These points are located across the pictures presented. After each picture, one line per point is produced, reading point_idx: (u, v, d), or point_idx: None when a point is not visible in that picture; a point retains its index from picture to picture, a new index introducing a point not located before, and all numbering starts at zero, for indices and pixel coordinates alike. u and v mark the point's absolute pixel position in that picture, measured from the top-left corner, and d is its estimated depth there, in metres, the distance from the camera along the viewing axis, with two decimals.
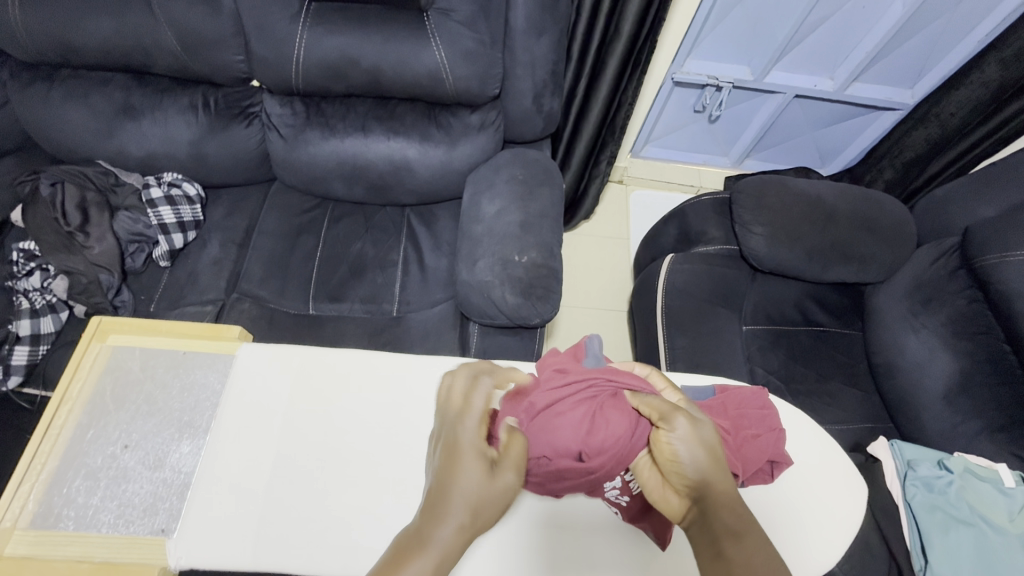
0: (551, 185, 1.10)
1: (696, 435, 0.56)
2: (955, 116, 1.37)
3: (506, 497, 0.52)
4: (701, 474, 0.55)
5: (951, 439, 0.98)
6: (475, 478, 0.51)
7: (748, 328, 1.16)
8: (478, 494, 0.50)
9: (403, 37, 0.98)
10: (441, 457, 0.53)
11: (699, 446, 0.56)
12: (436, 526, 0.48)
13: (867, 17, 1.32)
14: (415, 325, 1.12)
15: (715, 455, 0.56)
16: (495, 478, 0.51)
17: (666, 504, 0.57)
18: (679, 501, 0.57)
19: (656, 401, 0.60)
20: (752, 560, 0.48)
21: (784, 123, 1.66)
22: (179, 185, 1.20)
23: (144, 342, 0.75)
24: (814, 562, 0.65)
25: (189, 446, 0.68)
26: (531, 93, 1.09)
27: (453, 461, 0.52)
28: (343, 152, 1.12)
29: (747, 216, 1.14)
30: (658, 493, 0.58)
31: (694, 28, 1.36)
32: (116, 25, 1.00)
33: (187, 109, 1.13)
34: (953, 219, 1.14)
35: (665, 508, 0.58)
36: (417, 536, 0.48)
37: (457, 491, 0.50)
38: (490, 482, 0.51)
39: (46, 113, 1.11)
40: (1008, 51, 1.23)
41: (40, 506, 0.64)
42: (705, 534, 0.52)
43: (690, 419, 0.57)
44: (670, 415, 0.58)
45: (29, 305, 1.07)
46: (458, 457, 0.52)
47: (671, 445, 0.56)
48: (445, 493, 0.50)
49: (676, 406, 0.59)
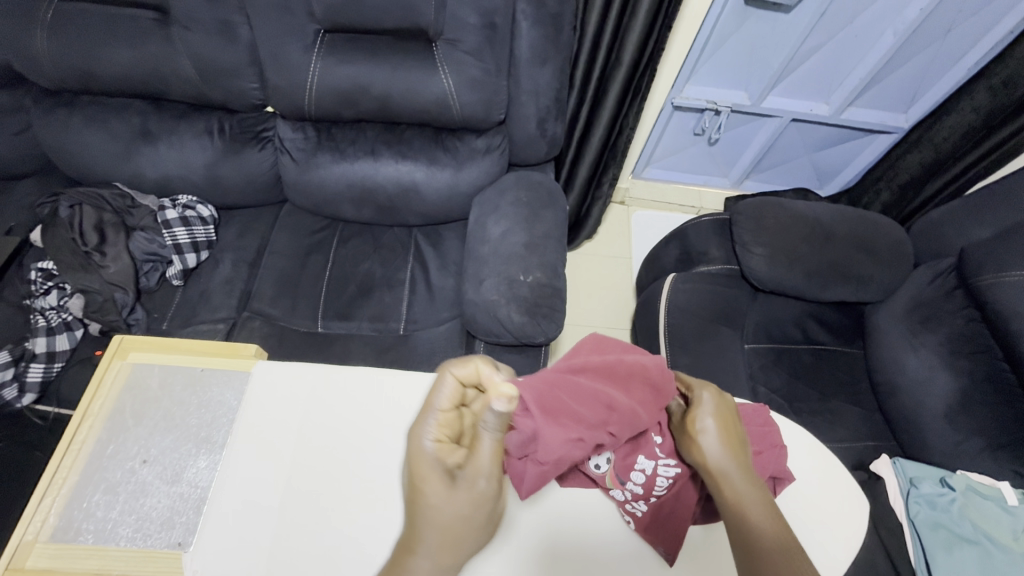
0: (555, 207, 1.13)
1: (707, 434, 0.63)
2: (948, 141, 1.40)
3: (478, 500, 0.55)
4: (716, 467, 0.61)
5: (953, 458, 0.99)
6: (440, 496, 0.54)
7: (749, 346, 1.18)
8: (443, 512, 0.54)
9: (413, 66, 1.03)
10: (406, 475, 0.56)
11: (722, 439, 0.62)
12: (412, 556, 0.54)
13: (858, 44, 1.36)
14: (422, 343, 1.14)
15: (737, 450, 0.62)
16: (461, 489, 0.54)
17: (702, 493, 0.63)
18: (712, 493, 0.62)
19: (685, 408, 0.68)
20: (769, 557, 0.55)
21: (782, 145, 1.70)
22: (193, 207, 1.24)
23: (162, 359, 0.77)
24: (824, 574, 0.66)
25: (206, 461, 0.70)
26: (535, 118, 1.13)
27: (418, 487, 0.55)
28: (354, 175, 1.16)
29: (747, 237, 1.17)
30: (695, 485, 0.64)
31: (692, 56, 1.41)
32: (137, 55, 1.04)
33: (202, 133, 1.17)
34: (949, 240, 1.16)
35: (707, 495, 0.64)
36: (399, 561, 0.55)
37: (426, 515, 0.55)
38: (455, 495, 0.54)
39: (67, 138, 1.16)
40: (997, 78, 1.28)
41: (60, 520, 0.65)
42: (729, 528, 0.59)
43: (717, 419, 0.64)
44: (703, 413, 0.65)
45: (45, 323, 1.09)
46: (420, 479, 0.55)
47: (701, 436, 0.63)
48: (418, 515, 0.55)
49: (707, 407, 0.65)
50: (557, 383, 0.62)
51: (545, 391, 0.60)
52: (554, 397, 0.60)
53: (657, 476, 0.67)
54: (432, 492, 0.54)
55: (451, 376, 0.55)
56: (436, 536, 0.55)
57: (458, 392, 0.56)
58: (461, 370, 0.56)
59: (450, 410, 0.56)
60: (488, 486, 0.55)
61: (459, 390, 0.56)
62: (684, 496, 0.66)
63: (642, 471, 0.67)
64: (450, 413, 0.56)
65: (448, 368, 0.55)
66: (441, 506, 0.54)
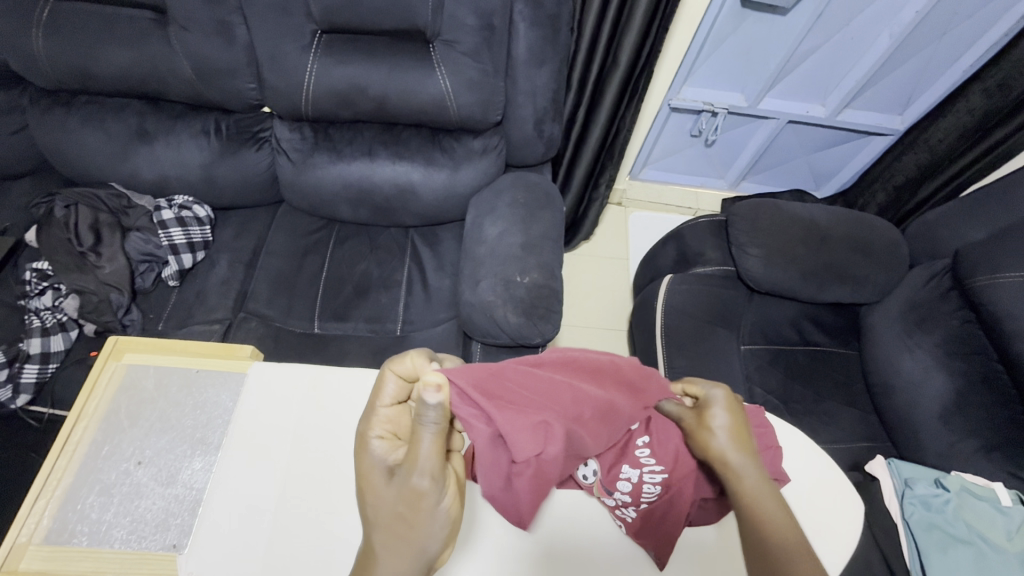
0: (552, 208, 1.14)
1: (715, 428, 0.64)
2: (943, 142, 1.41)
3: (418, 496, 0.54)
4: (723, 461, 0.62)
5: (948, 459, 1.00)
6: (379, 491, 0.56)
7: (746, 347, 1.18)
8: (385, 510, 0.55)
9: (410, 67, 1.03)
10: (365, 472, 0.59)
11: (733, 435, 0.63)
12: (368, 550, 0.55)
13: (855, 46, 1.37)
14: (419, 344, 1.13)
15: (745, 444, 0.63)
16: (397, 481, 0.55)
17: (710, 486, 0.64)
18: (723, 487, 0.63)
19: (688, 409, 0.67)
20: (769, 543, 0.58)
21: (778, 147, 1.71)
22: (190, 207, 1.24)
23: (159, 360, 0.77)
24: None
25: (201, 463, 0.69)
26: (533, 119, 1.13)
27: (366, 481, 0.57)
28: (350, 176, 1.16)
29: (743, 238, 1.17)
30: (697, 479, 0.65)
31: (689, 57, 1.41)
32: (134, 55, 1.04)
33: (199, 134, 1.16)
34: (944, 242, 1.17)
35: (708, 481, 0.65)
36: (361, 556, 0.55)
37: (372, 512, 0.56)
38: (390, 491, 0.55)
39: (63, 137, 1.15)
40: (992, 80, 1.28)
41: (54, 522, 0.65)
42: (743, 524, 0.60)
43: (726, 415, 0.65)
44: (714, 409, 0.65)
45: (40, 324, 1.09)
46: (365, 477, 0.57)
47: (713, 433, 0.63)
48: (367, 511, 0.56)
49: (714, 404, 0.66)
50: (502, 378, 0.60)
51: (486, 378, 0.58)
52: (497, 384, 0.58)
53: (643, 483, 0.65)
54: (381, 491, 0.56)
55: (389, 376, 0.60)
56: (383, 532, 0.54)
57: (401, 386, 0.61)
58: (399, 368, 0.60)
59: (395, 407, 0.61)
60: (418, 477, 0.53)
61: (400, 386, 0.60)
62: (677, 500, 0.65)
63: (627, 480, 0.65)
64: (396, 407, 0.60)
65: (386, 368, 0.60)
66: (383, 499, 0.55)
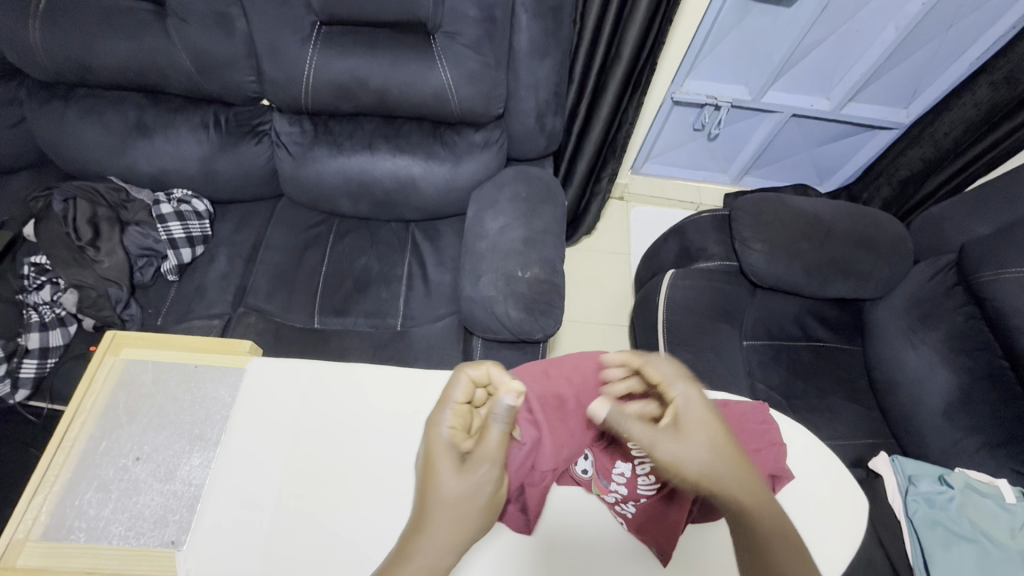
0: (554, 202, 1.13)
1: (694, 448, 0.54)
2: (948, 136, 1.40)
3: (483, 490, 0.52)
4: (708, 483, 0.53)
5: (951, 456, 0.99)
6: (449, 479, 0.52)
7: (749, 343, 1.18)
8: (455, 498, 0.51)
9: (410, 59, 1.01)
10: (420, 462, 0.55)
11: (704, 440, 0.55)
12: (418, 539, 0.51)
13: (860, 40, 1.35)
14: (419, 339, 1.13)
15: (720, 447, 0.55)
16: (466, 473, 0.52)
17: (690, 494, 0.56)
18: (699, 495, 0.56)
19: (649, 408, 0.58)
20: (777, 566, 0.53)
21: (782, 141, 1.69)
22: (189, 201, 1.22)
23: (157, 355, 0.76)
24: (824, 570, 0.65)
25: (200, 459, 0.69)
26: (534, 113, 1.11)
27: (427, 471, 0.53)
28: (351, 170, 1.15)
29: (747, 233, 1.16)
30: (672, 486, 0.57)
31: (692, 50, 1.39)
32: (131, 47, 1.03)
33: (198, 127, 1.15)
34: (949, 237, 1.16)
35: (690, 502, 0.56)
36: (405, 546, 0.51)
37: (436, 497, 0.52)
38: (462, 480, 0.52)
39: (61, 130, 1.14)
40: (998, 73, 1.27)
41: (52, 517, 0.64)
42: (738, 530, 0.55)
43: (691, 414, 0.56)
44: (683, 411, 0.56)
45: (39, 319, 1.08)
46: (432, 462, 0.53)
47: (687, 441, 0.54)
48: (425, 502, 0.52)
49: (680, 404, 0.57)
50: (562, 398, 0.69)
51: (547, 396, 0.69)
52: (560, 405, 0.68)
53: (638, 476, 0.66)
54: (447, 478, 0.52)
55: (466, 373, 0.58)
56: (441, 523, 0.51)
57: (471, 387, 0.58)
58: (473, 371, 0.58)
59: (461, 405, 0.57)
60: (488, 470, 0.52)
61: (471, 387, 0.58)
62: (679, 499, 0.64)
63: (622, 473, 0.66)
64: (464, 405, 0.57)
65: (462, 367, 0.58)
66: (447, 491, 0.52)
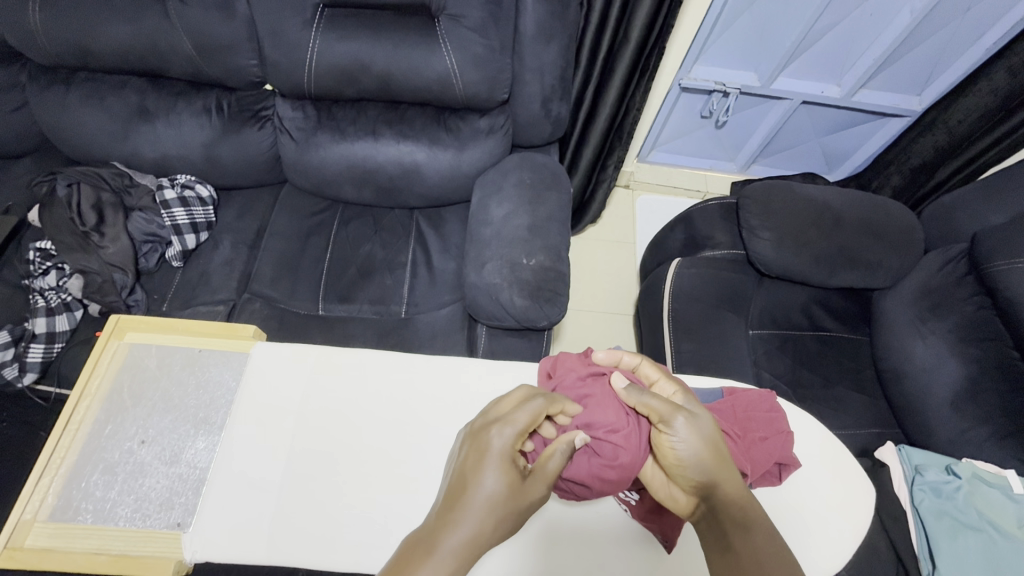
0: (559, 188, 1.11)
1: (696, 432, 0.59)
2: (963, 123, 1.37)
3: (531, 510, 0.55)
4: (706, 475, 0.58)
5: (959, 446, 0.98)
6: (501, 491, 0.53)
7: (755, 332, 1.17)
8: (501, 503, 0.53)
9: (414, 42, 1.00)
10: (468, 458, 0.56)
11: (700, 443, 0.59)
12: (450, 533, 0.51)
13: (873, 25, 1.33)
14: (424, 327, 1.13)
15: (717, 450, 0.59)
16: (523, 492, 0.54)
17: (673, 501, 0.61)
18: (685, 497, 0.60)
19: (665, 386, 0.67)
20: (758, 549, 0.54)
21: (791, 128, 1.67)
22: (192, 187, 1.22)
23: (160, 339, 0.76)
24: (832, 551, 0.66)
25: (204, 443, 0.69)
26: (540, 98, 1.10)
27: (477, 471, 0.54)
28: (354, 155, 1.14)
29: (754, 221, 1.14)
30: (664, 490, 0.62)
31: (701, 34, 1.36)
32: (132, 30, 1.02)
33: (200, 112, 1.14)
34: (961, 226, 1.14)
35: (672, 505, 0.61)
36: (428, 542, 0.51)
37: (482, 504, 0.53)
38: (516, 494, 0.53)
39: (62, 115, 1.14)
40: (1017, 58, 1.24)
41: (59, 499, 0.65)
42: (716, 537, 0.57)
43: (688, 416, 0.60)
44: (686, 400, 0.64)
45: (45, 304, 1.09)
46: (484, 463, 0.54)
47: (674, 447, 0.59)
48: (468, 501, 0.53)
49: (675, 405, 0.60)
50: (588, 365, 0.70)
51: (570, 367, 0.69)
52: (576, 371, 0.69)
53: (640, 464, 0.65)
54: (500, 487, 0.53)
55: (541, 401, 0.59)
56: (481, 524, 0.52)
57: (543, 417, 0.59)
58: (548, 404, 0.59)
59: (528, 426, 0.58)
60: (539, 499, 0.55)
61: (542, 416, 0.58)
62: None
63: None
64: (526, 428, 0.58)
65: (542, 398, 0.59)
66: (494, 505, 0.53)
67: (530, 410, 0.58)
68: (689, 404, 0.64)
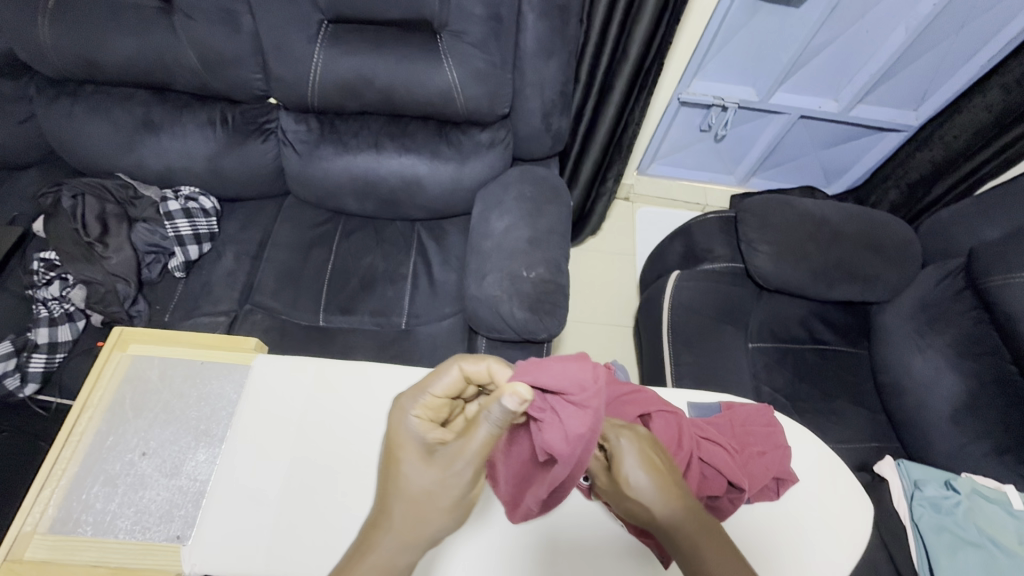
0: (559, 201, 1.13)
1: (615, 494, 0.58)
2: (959, 138, 1.39)
3: (451, 486, 0.52)
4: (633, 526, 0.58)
5: (959, 460, 0.98)
6: (414, 471, 0.53)
7: (754, 345, 1.17)
8: (415, 489, 0.53)
9: (416, 58, 1.01)
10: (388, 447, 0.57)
11: (617, 506, 0.58)
12: (377, 533, 0.53)
13: (869, 41, 1.34)
14: (424, 338, 1.13)
15: (634, 510, 0.57)
16: (434, 467, 0.53)
17: None
18: None
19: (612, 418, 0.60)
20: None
21: (789, 142, 1.68)
22: (196, 198, 1.23)
23: (163, 351, 0.77)
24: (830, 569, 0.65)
25: (205, 455, 0.70)
26: (540, 113, 1.11)
27: (393, 460, 0.55)
28: (356, 168, 1.15)
29: (753, 235, 1.15)
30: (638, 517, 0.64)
31: (700, 51, 1.39)
32: (139, 44, 1.03)
33: (205, 124, 1.16)
34: (959, 240, 1.14)
35: None
36: (361, 542, 0.53)
37: (398, 489, 0.53)
38: (429, 471, 0.53)
39: (69, 127, 1.15)
40: (1011, 75, 1.27)
41: (60, 510, 0.65)
42: None
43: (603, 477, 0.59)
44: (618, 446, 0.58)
45: (48, 314, 1.09)
46: (395, 451, 0.55)
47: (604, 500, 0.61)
48: (387, 493, 0.54)
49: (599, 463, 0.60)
50: None
51: None
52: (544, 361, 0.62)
53: None
54: (414, 471, 0.53)
55: (455, 366, 0.56)
56: (401, 513, 0.53)
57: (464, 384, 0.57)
58: (470, 365, 0.56)
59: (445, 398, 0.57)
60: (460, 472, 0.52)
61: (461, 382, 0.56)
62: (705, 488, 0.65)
63: None
64: (442, 399, 0.57)
65: (456, 359, 0.56)
66: (411, 492, 0.53)
67: (439, 381, 0.56)
68: (618, 452, 0.57)
